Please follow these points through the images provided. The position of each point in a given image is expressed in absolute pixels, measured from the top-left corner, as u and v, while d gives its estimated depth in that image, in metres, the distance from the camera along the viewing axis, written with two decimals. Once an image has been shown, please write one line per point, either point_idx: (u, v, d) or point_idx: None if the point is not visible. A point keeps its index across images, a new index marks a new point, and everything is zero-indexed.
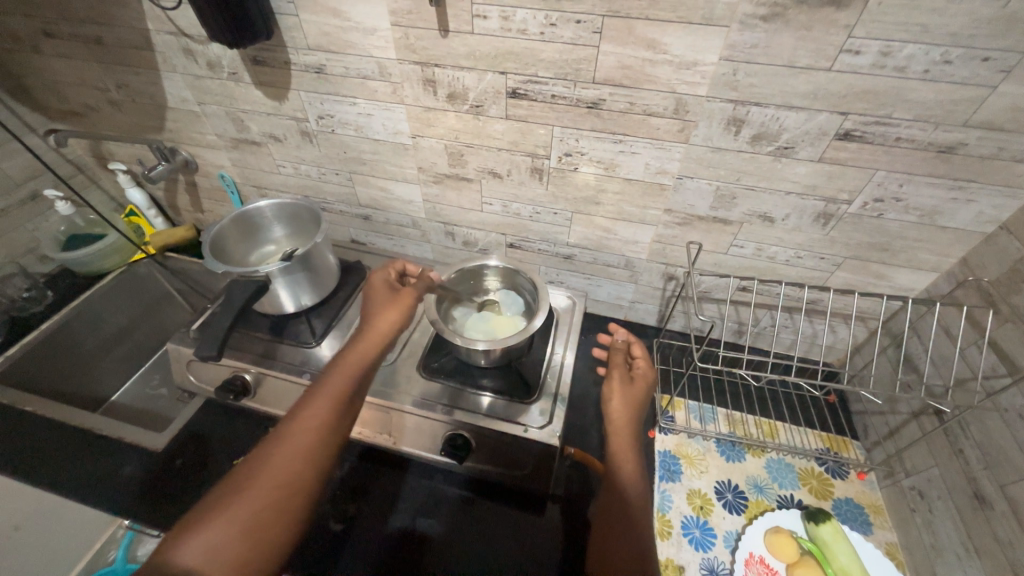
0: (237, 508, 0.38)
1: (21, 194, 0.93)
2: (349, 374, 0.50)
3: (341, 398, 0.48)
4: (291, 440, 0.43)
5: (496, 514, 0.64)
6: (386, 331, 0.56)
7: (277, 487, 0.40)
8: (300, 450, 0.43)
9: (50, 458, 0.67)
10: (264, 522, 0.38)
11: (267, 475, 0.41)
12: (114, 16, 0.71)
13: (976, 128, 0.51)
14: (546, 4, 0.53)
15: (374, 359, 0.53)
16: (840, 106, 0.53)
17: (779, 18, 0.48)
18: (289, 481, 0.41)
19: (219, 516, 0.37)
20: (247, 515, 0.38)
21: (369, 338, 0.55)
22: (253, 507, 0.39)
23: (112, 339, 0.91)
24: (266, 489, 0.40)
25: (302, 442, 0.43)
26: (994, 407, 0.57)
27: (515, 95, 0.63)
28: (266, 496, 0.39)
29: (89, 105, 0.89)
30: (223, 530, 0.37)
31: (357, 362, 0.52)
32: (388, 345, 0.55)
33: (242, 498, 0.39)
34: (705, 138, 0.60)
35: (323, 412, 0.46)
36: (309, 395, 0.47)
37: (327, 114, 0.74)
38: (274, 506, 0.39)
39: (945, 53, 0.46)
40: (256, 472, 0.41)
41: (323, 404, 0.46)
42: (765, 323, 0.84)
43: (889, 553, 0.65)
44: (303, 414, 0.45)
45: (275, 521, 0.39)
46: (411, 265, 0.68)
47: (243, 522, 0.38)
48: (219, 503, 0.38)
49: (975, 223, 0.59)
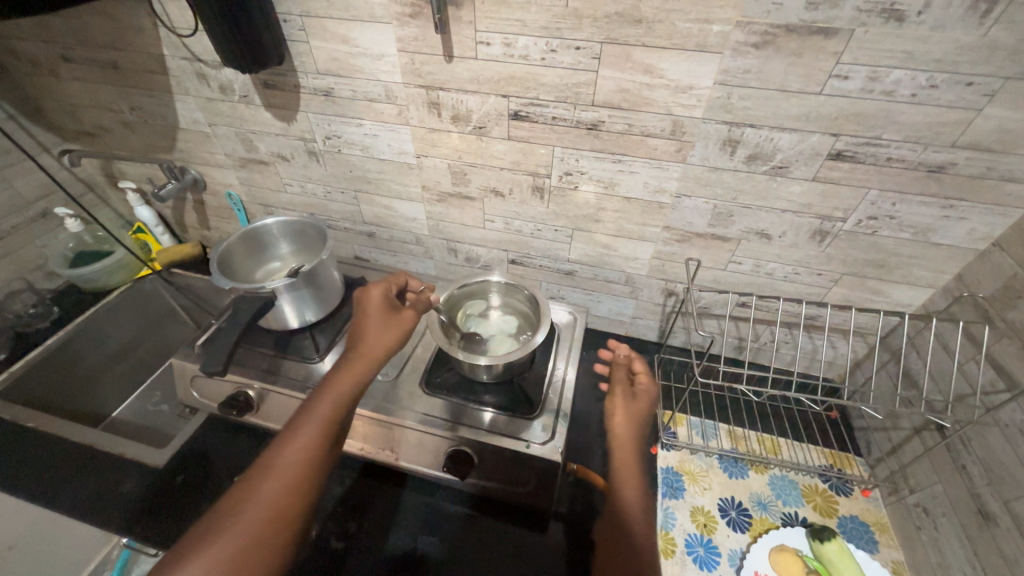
0: (221, 546, 0.37)
1: (32, 211, 0.95)
2: (340, 396, 0.48)
3: (331, 424, 0.45)
4: (278, 470, 0.41)
5: (499, 532, 0.63)
6: (382, 348, 0.54)
7: (263, 523, 0.38)
8: (289, 482, 0.41)
9: (50, 476, 0.67)
10: (250, 558, 0.37)
11: (254, 507, 0.39)
12: (131, 42, 0.74)
13: (963, 149, 0.52)
14: (546, 31, 0.55)
15: (366, 378, 0.51)
16: (831, 127, 0.54)
17: (770, 45, 0.50)
18: (276, 514, 0.39)
19: (203, 554, 0.36)
20: (230, 555, 0.36)
21: (363, 355, 0.52)
22: (239, 544, 0.37)
23: (115, 355, 0.91)
24: (252, 522, 0.38)
25: (290, 475, 0.41)
26: (994, 422, 0.57)
27: (517, 117, 0.65)
28: (253, 530, 0.38)
29: (102, 126, 0.92)
30: (207, 566, 0.35)
31: (349, 381, 0.49)
32: (383, 361, 0.52)
33: (228, 534, 0.37)
34: (702, 157, 0.62)
35: (313, 439, 0.44)
36: (297, 421, 0.45)
37: (335, 135, 0.77)
38: (260, 540, 0.38)
39: (930, 78, 0.48)
40: (244, 505, 0.39)
41: (311, 431, 0.44)
42: (765, 338, 0.84)
43: (895, 572, 0.65)
44: (292, 442, 0.43)
45: (260, 555, 0.37)
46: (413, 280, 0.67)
47: (227, 557, 0.36)
48: (204, 539, 0.37)
49: (968, 240, 0.60)
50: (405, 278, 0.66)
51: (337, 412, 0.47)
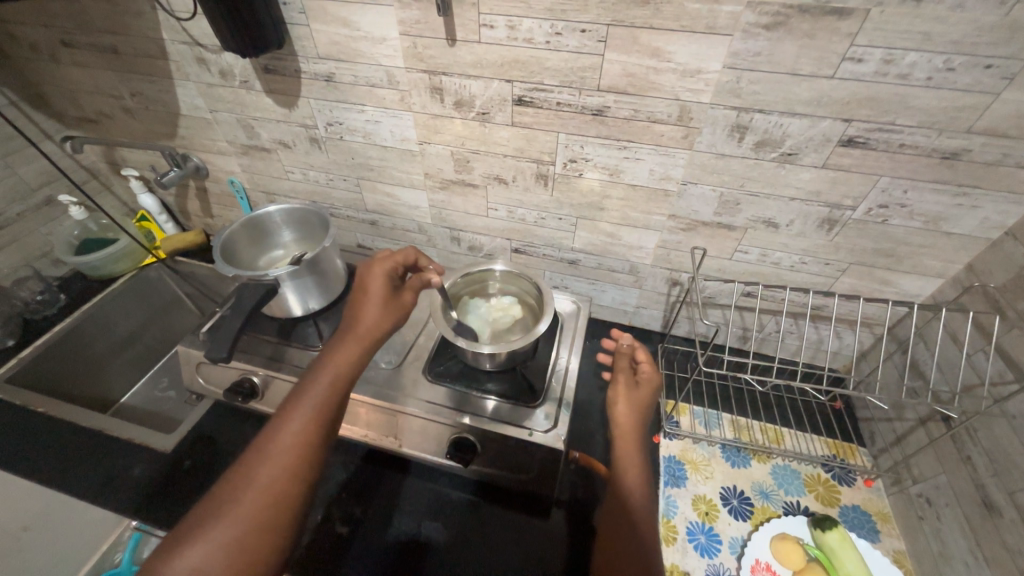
0: (221, 531, 0.37)
1: (36, 199, 0.95)
2: (334, 379, 0.47)
3: (327, 407, 0.45)
4: (274, 455, 0.41)
5: (501, 518, 0.64)
6: (376, 332, 0.53)
7: (261, 507, 0.39)
8: (287, 466, 0.41)
9: (62, 459, 0.68)
10: (250, 542, 0.37)
11: (251, 491, 0.39)
12: (131, 26, 0.73)
13: (980, 135, 0.51)
14: (551, 13, 0.54)
15: (361, 362, 0.50)
16: (843, 113, 0.53)
17: (782, 27, 0.48)
18: (275, 497, 0.39)
19: (204, 539, 0.36)
20: (231, 538, 0.37)
21: (357, 338, 0.52)
22: (239, 528, 0.37)
23: (123, 342, 0.92)
24: (250, 508, 0.38)
25: (287, 458, 0.41)
26: (1001, 413, 0.57)
27: (521, 102, 0.64)
28: (252, 514, 0.38)
29: (104, 113, 0.92)
30: (209, 550, 0.36)
31: (344, 364, 0.49)
32: (377, 345, 0.52)
33: (227, 518, 0.38)
34: (709, 144, 0.61)
35: (308, 423, 0.43)
36: (290, 405, 0.45)
37: (336, 121, 0.76)
38: (260, 523, 0.38)
39: (948, 61, 0.47)
40: (241, 489, 0.39)
41: (306, 414, 0.44)
42: (770, 329, 0.84)
43: (896, 561, 0.65)
44: (287, 426, 0.43)
45: (261, 540, 0.38)
46: (422, 258, 0.65)
47: (228, 540, 0.37)
48: (203, 525, 0.37)
49: (981, 229, 0.59)
50: (414, 255, 0.64)
51: (332, 396, 0.46)
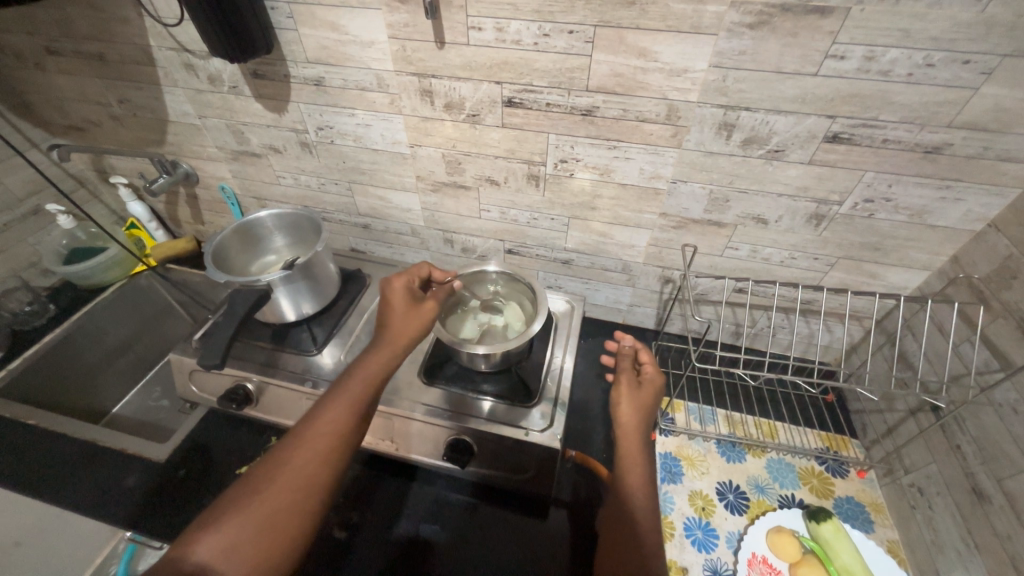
0: (254, 506, 0.37)
1: (24, 209, 0.94)
2: (369, 377, 0.47)
3: (362, 400, 0.45)
4: (309, 443, 0.41)
5: (500, 518, 0.64)
6: (406, 335, 0.52)
7: (294, 490, 0.39)
8: (319, 453, 0.41)
9: (53, 472, 0.67)
10: (280, 525, 0.37)
11: (284, 476, 0.39)
12: (116, 33, 0.73)
13: (960, 129, 0.52)
14: (539, 15, 0.54)
15: (394, 360, 0.50)
16: (827, 109, 0.54)
17: (766, 25, 0.49)
18: (305, 485, 0.39)
19: (237, 515, 0.37)
20: (263, 518, 0.37)
21: (392, 338, 0.52)
22: (271, 508, 0.38)
23: (113, 352, 0.91)
24: (283, 490, 0.39)
25: (321, 445, 0.41)
26: (988, 401, 0.58)
27: (511, 104, 0.64)
28: (284, 496, 0.39)
29: (91, 120, 0.91)
30: (240, 528, 0.36)
31: (381, 363, 0.49)
32: (410, 347, 0.52)
33: (261, 496, 0.38)
34: (698, 142, 0.61)
35: (342, 415, 0.44)
36: (329, 395, 0.45)
37: (327, 125, 0.76)
38: (287, 511, 0.38)
39: (927, 57, 0.48)
40: (275, 473, 0.39)
41: (342, 406, 0.44)
42: (762, 324, 0.85)
43: (891, 551, 0.66)
44: (323, 414, 0.43)
45: (290, 524, 0.38)
46: (436, 270, 0.64)
47: (258, 522, 0.37)
48: (239, 501, 0.38)
49: (964, 222, 0.60)
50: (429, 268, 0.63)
51: (366, 390, 0.46)
